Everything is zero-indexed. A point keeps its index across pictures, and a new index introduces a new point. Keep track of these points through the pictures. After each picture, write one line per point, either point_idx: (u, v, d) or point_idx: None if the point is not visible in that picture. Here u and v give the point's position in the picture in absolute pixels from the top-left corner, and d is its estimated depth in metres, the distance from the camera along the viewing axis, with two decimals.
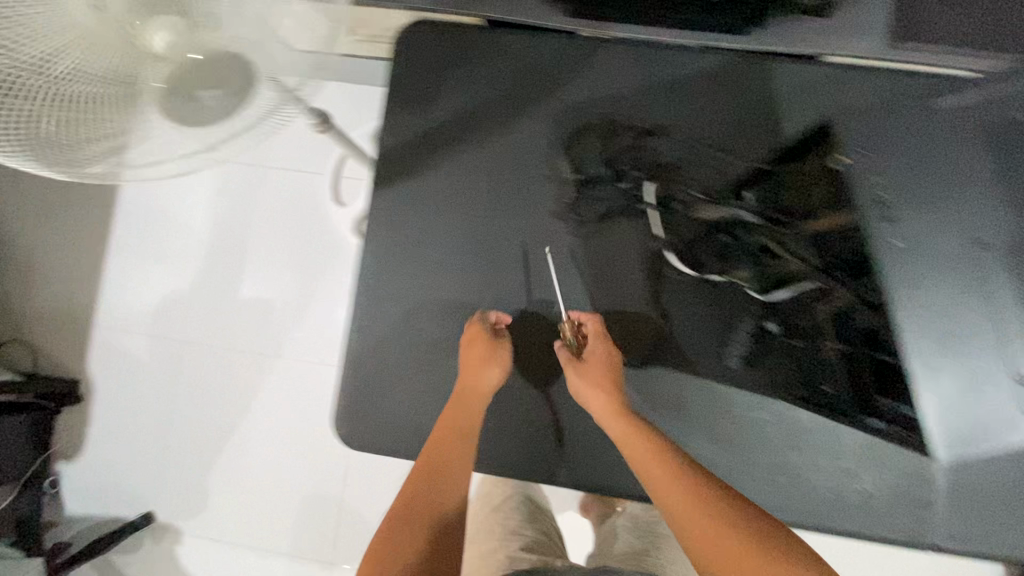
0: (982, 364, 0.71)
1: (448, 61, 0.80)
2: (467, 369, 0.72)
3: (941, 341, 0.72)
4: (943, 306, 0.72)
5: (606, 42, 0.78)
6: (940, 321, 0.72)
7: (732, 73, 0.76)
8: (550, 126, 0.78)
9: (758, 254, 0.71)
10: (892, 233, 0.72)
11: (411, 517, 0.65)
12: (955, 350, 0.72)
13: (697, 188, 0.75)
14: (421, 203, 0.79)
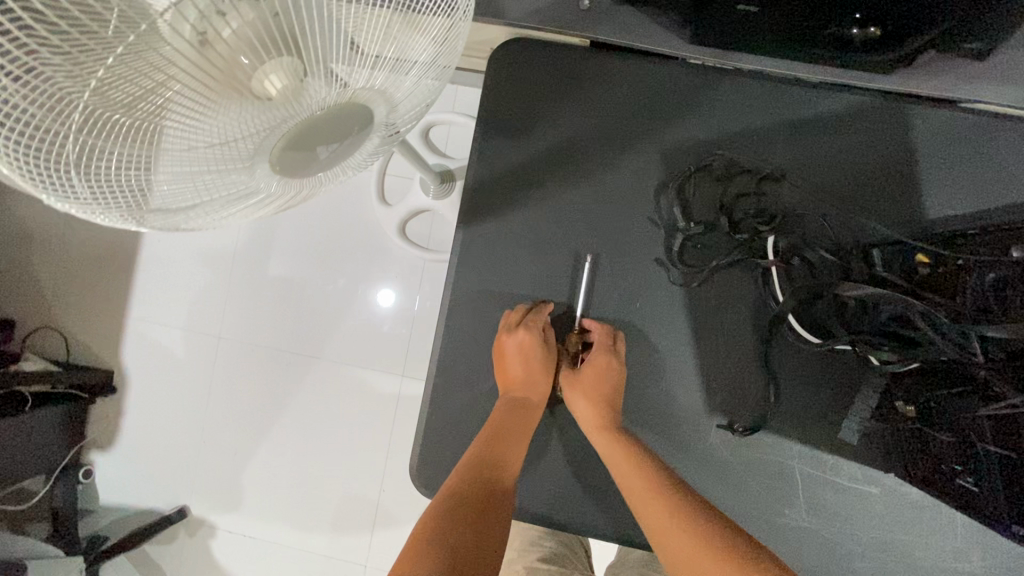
0: None
1: (550, 84, 0.73)
2: (526, 380, 0.70)
3: None
4: None
5: (727, 74, 0.71)
6: None
7: (865, 118, 0.69)
8: (659, 162, 0.72)
9: (891, 327, 0.64)
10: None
11: (475, 516, 0.56)
12: None
13: (824, 246, 0.68)
14: (512, 240, 0.73)
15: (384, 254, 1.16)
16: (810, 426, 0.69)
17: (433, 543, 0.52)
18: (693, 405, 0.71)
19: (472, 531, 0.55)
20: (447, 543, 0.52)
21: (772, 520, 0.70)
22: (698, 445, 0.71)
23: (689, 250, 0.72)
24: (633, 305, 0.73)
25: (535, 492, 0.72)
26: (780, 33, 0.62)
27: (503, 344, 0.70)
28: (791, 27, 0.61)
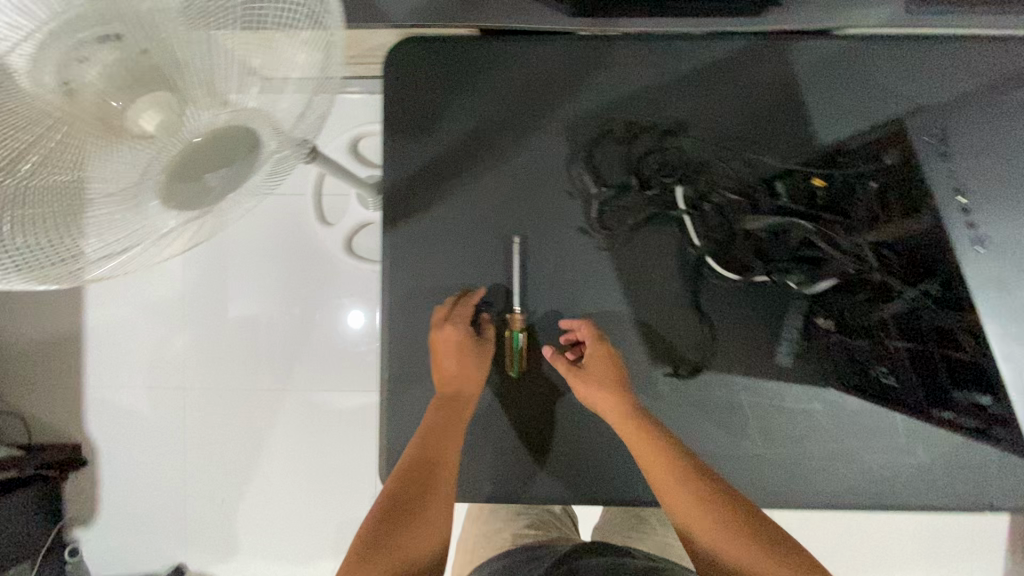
0: None
1: (447, 78, 0.74)
2: (459, 374, 0.71)
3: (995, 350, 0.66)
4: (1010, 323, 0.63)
5: (614, 39, 0.74)
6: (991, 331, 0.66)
7: (747, 60, 0.73)
8: (564, 135, 0.74)
9: (802, 251, 0.68)
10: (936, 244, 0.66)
11: (396, 525, 0.61)
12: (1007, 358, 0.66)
13: (729, 187, 0.71)
14: (438, 236, 0.75)
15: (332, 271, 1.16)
16: (750, 356, 0.73)
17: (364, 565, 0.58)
18: (639, 360, 0.74)
19: (401, 548, 0.60)
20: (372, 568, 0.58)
21: (730, 455, 0.73)
22: (650, 398, 0.73)
23: (608, 215, 0.74)
24: (566, 276, 0.75)
25: (506, 471, 0.74)
26: None
27: (437, 343, 0.72)
28: None
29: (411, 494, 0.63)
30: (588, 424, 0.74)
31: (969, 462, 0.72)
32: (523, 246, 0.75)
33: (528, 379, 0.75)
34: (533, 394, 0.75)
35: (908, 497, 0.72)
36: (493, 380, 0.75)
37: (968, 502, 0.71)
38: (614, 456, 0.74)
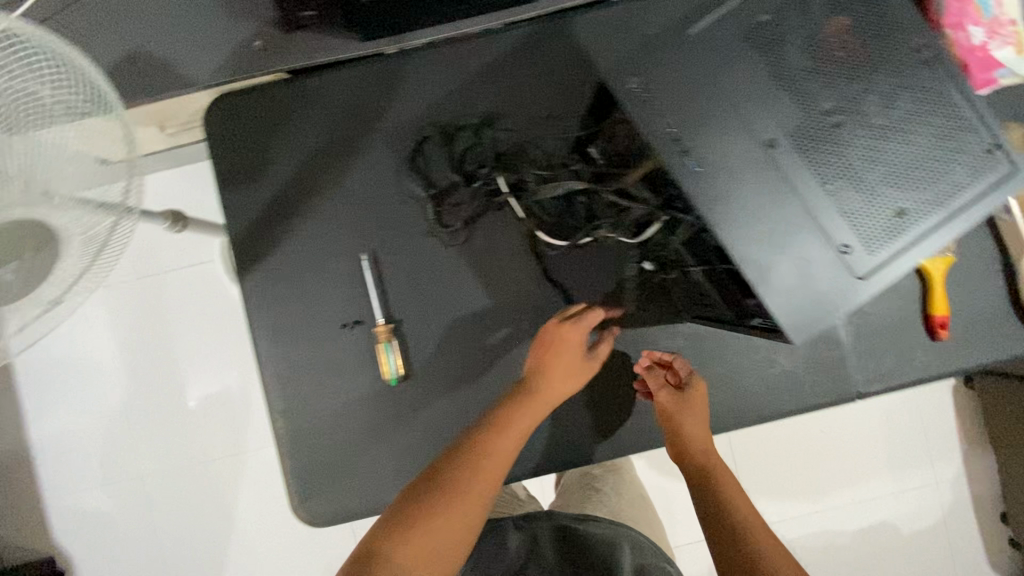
0: (939, 210, 0.49)
1: (267, 122, 0.78)
2: (551, 379, 0.68)
3: (886, 197, 0.49)
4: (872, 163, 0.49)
5: (412, 53, 0.80)
6: (874, 180, 0.49)
7: (536, 42, 0.79)
8: (389, 150, 0.79)
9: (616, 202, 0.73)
10: (789, 101, 0.49)
11: (457, 484, 0.59)
12: (904, 203, 0.49)
13: (541, 163, 0.77)
14: (293, 270, 0.78)
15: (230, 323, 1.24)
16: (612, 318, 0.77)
17: (399, 534, 0.54)
18: (508, 339, 0.77)
19: (463, 498, 0.58)
20: (427, 521, 0.55)
21: (611, 402, 0.77)
22: (527, 370, 0.77)
23: (446, 213, 0.78)
24: (423, 280, 0.78)
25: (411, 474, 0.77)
26: None
27: (566, 343, 0.69)
28: None
29: (491, 460, 0.61)
30: (476, 413, 0.76)
31: (825, 356, 0.78)
32: (377, 262, 0.78)
33: (410, 385, 0.77)
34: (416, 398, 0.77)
35: (780, 402, 0.78)
36: (378, 393, 0.78)
37: (833, 390, 0.78)
38: None
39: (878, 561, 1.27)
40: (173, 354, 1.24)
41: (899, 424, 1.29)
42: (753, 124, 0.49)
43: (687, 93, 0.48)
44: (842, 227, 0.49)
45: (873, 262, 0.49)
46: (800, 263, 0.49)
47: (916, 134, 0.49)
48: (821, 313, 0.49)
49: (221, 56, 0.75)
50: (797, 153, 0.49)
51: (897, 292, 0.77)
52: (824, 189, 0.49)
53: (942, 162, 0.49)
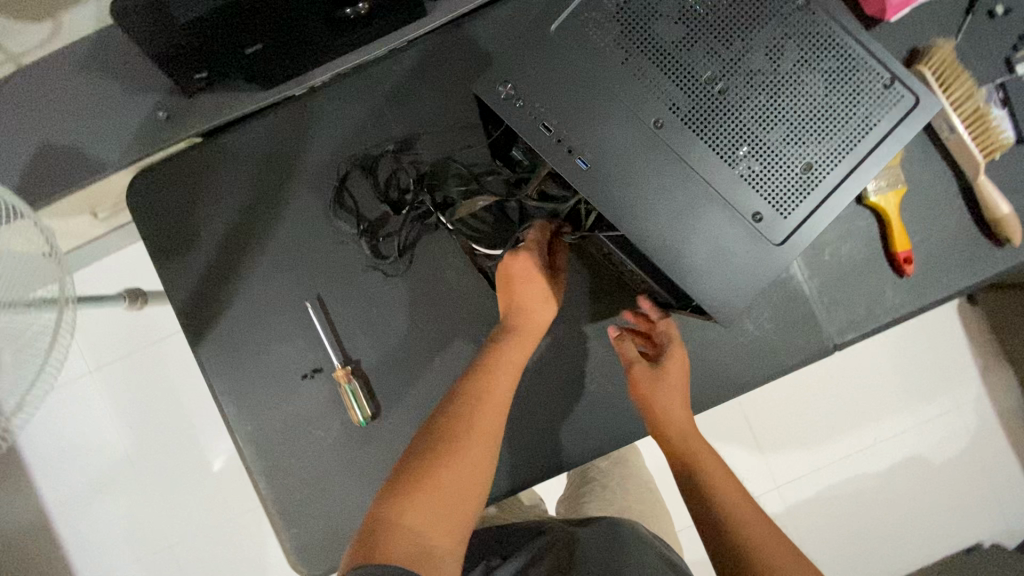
0: (843, 154, 0.52)
1: (191, 189, 0.79)
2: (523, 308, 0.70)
3: (786, 155, 0.52)
4: (766, 122, 0.52)
5: (318, 89, 0.79)
6: (774, 138, 0.52)
7: (439, 56, 0.78)
8: (314, 192, 0.78)
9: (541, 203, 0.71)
10: (675, 78, 0.52)
11: (456, 446, 0.58)
12: (805, 155, 0.52)
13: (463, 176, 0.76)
14: (244, 330, 0.77)
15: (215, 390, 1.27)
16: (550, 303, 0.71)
17: (403, 501, 0.53)
18: (469, 357, 0.76)
19: (462, 459, 0.57)
20: (437, 480, 0.55)
21: (587, 403, 0.75)
22: None
23: (383, 245, 0.78)
24: (372, 314, 0.77)
25: None
26: (307, 46, 0.69)
27: (515, 270, 0.71)
28: (301, 42, 0.68)
29: (476, 426, 0.60)
30: None
31: (794, 313, 0.76)
32: (324, 306, 0.77)
33: (379, 424, 0.76)
34: (387, 436, 0.76)
35: (756, 369, 0.75)
36: (351, 436, 0.76)
37: (810, 346, 0.75)
38: None
39: (909, 497, 1.24)
40: (174, 422, 1.26)
41: (905, 356, 1.25)
42: (642, 110, 0.52)
43: (561, 92, 0.53)
44: (751, 195, 0.52)
45: (788, 224, 0.52)
46: (713, 241, 0.52)
47: (808, 88, 0.52)
48: (742, 288, 0.53)
49: (127, 133, 0.74)
50: (691, 127, 0.52)
51: (855, 234, 0.74)
52: (724, 159, 0.52)
53: (838, 111, 0.52)
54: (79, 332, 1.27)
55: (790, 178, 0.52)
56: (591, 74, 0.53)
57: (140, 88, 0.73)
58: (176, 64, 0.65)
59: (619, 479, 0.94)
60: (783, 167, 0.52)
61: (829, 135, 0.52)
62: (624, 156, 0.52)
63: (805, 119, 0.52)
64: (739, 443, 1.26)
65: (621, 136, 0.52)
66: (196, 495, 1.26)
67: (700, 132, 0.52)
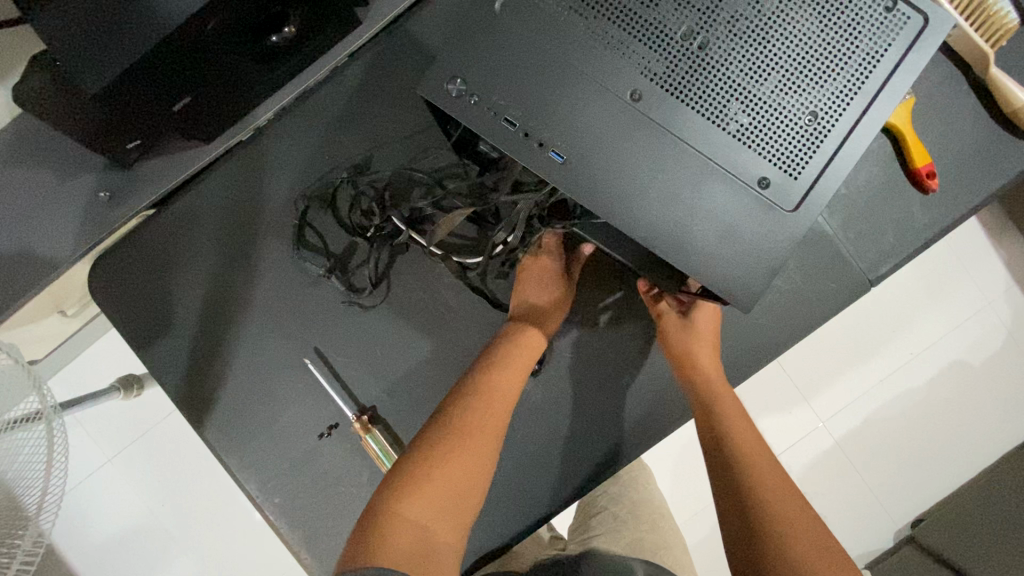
0: (848, 96, 0.41)
1: (154, 263, 0.73)
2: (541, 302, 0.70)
3: (782, 106, 0.41)
4: (751, 68, 0.41)
5: (263, 131, 0.72)
6: (762, 86, 0.41)
7: (383, 61, 0.71)
8: (287, 239, 0.72)
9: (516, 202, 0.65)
10: (630, 33, 0.41)
11: (461, 444, 0.58)
12: (804, 102, 0.41)
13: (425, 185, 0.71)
14: (247, 400, 0.72)
15: None
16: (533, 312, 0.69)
17: (404, 494, 0.54)
18: None
19: (469, 457, 0.58)
20: (442, 469, 0.56)
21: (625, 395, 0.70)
22: (521, 403, 0.70)
23: (358, 277, 0.72)
24: (378, 354, 0.72)
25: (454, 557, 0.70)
26: (237, 90, 0.63)
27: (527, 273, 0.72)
28: (233, 81, 0.61)
29: (476, 422, 0.60)
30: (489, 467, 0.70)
31: (821, 255, 0.70)
32: (325, 357, 0.72)
33: None
34: None
35: (793, 323, 0.70)
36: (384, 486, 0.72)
37: (845, 286, 0.70)
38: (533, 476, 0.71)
39: (960, 405, 1.20)
40: (202, 493, 1.23)
41: (927, 264, 1.20)
42: (594, 79, 0.41)
43: (507, 69, 0.42)
44: (754, 159, 0.41)
45: (802, 185, 0.42)
46: (718, 217, 0.42)
47: (798, 22, 0.41)
48: (757, 265, 0.42)
49: (69, 222, 0.68)
50: (663, 90, 0.41)
51: (871, 159, 0.68)
52: (711, 121, 0.41)
53: (837, 44, 0.41)
54: (84, 426, 1.23)
55: (792, 132, 0.41)
56: (535, 40, 0.41)
57: (73, 172, 0.67)
58: (102, 143, 0.60)
59: (631, 505, 0.83)
60: (781, 119, 0.41)
61: (829, 75, 0.41)
62: (595, 135, 0.41)
63: (798, 56, 0.41)
64: (777, 391, 1.22)
65: (585, 111, 0.41)
66: (246, 558, 1.23)
67: (674, 94, 0.41)
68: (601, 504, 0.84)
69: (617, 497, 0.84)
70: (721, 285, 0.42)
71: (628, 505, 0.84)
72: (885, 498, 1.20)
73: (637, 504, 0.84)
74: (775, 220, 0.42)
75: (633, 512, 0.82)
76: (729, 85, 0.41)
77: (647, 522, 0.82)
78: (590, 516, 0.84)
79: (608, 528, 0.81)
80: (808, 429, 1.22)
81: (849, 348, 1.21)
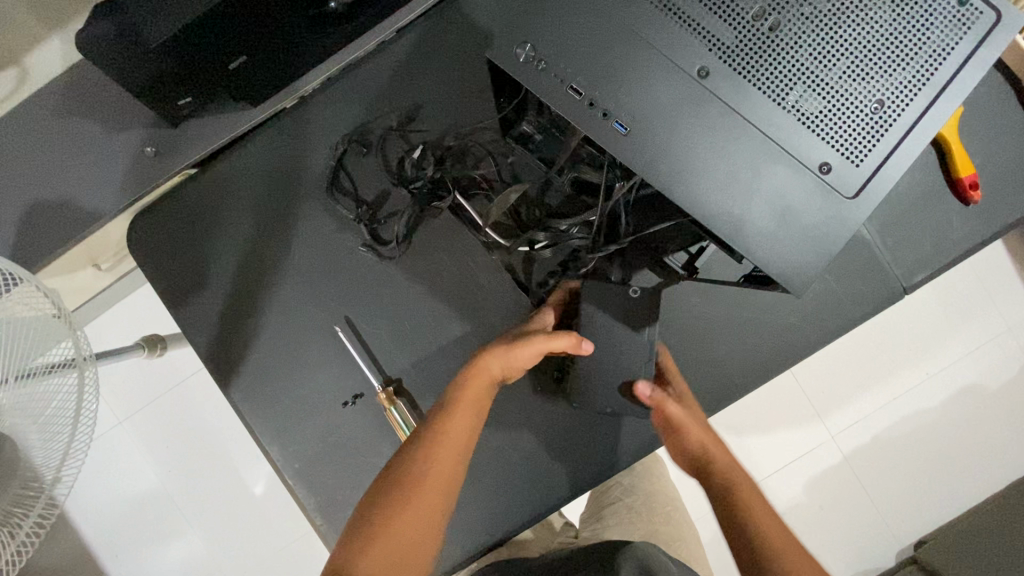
0: (916, 87, 0.41)
1: (195, 224, 0.73)
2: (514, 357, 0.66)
3: (848, 93, 0.41)
4: (820, 54, 0.41)
5: (309, 99, 0.73)
6: (830, 72, 0.41)
7: (434, 36, 0.71)
8: (323, 207, 0.72)
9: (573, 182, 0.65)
10: (705, 10, 0.41)
11: (411, 499, 0.54)
12: (872, 90, 0.41)
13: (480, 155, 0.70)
14: (274, 365, 0.73)
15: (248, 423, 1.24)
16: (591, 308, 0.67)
17: (360, 547, 0.51)
18: None
19: (423, 505, 0.54)
20: (398, 521, 0.53)
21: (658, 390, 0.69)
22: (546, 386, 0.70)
23: (384, 229, 0.72)
24: (407, 328, 0.72)
25: (470, 531, 0.71)
26: (288, 55, 0.63)
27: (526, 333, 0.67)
28: (285, 46, 0.62)
29: (430, 473, 0.56)
30: (511, 447, 0.70)
31: (856, 258, 0.70)
32: (355, 327, 0.72)
33: None
34: None
35: (827, 326, 0.70)
36: None
37: (879, 292, 0.69)
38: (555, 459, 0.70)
39: (973, 427, 1.19)
40: (209, 462, 1.24)
41: (950, 283, 1.20)
42: (664, 54, 0.41)
43: (575, 38, 0.42)
44: (816, 144, 0.42)
45: (862, 173, 0.42)
46: (776, 199, 0.42)
47: (870, 11, 0.41)
48: (814, 252, 0.42)
49: (115, 176, 0.69)
50: (731, 69, 0.41)
51: (913, 166, 0.69)
52: (777, 103, 0.41)
53: (908, 35, 0.41)
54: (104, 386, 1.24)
55: (858, 118, 0.41)
56: (605, 11, 0.41)
57: (122, 126, 0.68)
58: (154, 98, 0.61)
59: (645, 497, 0.83)
60: (847, 106, 0.41)
61: (899, 65, 0.41)
62: (659, 109, 0.41)
63: (867, 45, 0.41)
64: (790, 401, 1.22)
65: (650, 86, 0.41)
66: (251, 527, 1.24)
67: (742, 74, 0.41)
68: (615, 496, 0.84)
69: (630, 488, 0.84)
70: (774, 270, 0.42)
71: (645, 495, 0.84)
72: (891, 517, 1.20)
73: (652, 497, 0.83)
74: (834, 206, 0.42)
75: (650, 503, 0.82)
76: (798, 68, 0.41)
77: (664, 516, 0.81)
78: (603, 505, 0.84)
79: (620, 520, 0.80)
80: (819, 440, 1.21)
81: (866, 361, 1.21)
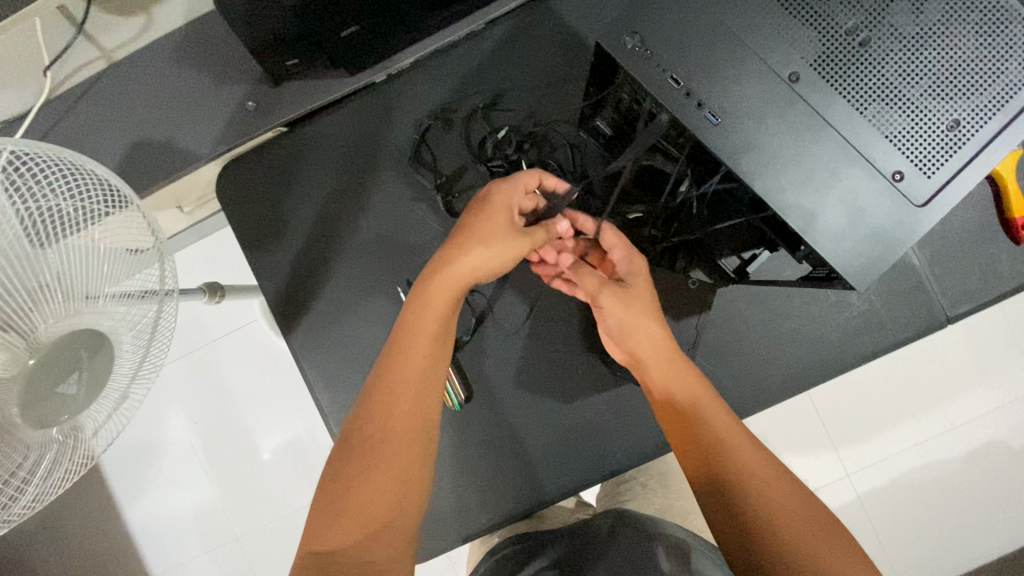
0: (992, 111, 0.44)
1: (278, 178, 0.79)
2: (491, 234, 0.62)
3: (925, 110, 0.45)
4: (903, 71, 0.45)
5: (400, 75, 0.78)
6: (911, 89, 0.45)
7: (525, 29, 0.76)
8: (399, 177, 0.77)
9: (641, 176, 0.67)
10: (802, 22, 0.45)
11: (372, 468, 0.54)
12: (949, 109, 0.44)
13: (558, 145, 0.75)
14: (335, 317, 0.77)
15: (280, 382, 1.28)
16: None
17: (338, 514, 0.53)
18: (564, 337, 0.75)
19: (398, 451, 0.55)
20: (369, 479, 0.54)
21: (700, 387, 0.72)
22: (589, 367, 0.74)
23: (459, 202, 0.77)
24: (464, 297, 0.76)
25: (500, 493, 0.74)
26: (391, 31, 0.68)
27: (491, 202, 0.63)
28: (391, 23, 0.66)
29: (395, 427, 0.56)
30: (549, 420, 0.74)
31: (902, 283, 0.72)
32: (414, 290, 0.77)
33: (474, 408, 0.75)
34: (481, 421, 0.75)
35: (868, 344, 0.72)
36: (444, 420, 0.76)
37: (923, 318, 0.72)
38: (589, 437, 0.73)
39: (997, 480, 1.18)
40: (238, 416, 1.28)
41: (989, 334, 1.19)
42: (760, 58, 0.45)
43: (681, 35, 0.46)
44: (891, 154, 0.45)
45: (932, 186, 0.45)
46: (847, 200, 0.45)
47: (955, 38, 0.44)
48: (875, 254, 0.45)
49: (216, 124, 0.74)
50: (819, 76, 0.45)
51: (968, 202, 0.71)
52: (860, 114, 0.45)
53: (990, 64, 0.44)
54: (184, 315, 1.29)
55: (932, 134, 0.45)
56: (711, 15, 0.45)
57: (228, 78, 0.73)
58: (266, 57, 0.66)
59: (659, 476, 0.85)
60: (923, 122, 0.45)
61: (978, 91, 0.44)
62: (748, 107, 0.45)
63: (948, 68, 0.44)
64: (811, 429, 1.22)
65: (742, 85, 0.45)
66: (269, 483, 1.28)
67: (830, 83, 0.45)
68: (630, 475, 0.86)
69: (645, 469, 0.87)
70: (839, 266, 0.45)
71: (657, 474, 0.86)
72: (898, 559, 1.19)
73: (666, 476, 0.85)
74: (900, 213, 0.45)
75: (662, 481, 0.84)
76: (882, 83, 0.45)
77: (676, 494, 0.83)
78: (619, 485, 0.87)
79: (637, 496, 0.82)
80: (836, 472, 1.21)
81: (894, 400, 1.20)
